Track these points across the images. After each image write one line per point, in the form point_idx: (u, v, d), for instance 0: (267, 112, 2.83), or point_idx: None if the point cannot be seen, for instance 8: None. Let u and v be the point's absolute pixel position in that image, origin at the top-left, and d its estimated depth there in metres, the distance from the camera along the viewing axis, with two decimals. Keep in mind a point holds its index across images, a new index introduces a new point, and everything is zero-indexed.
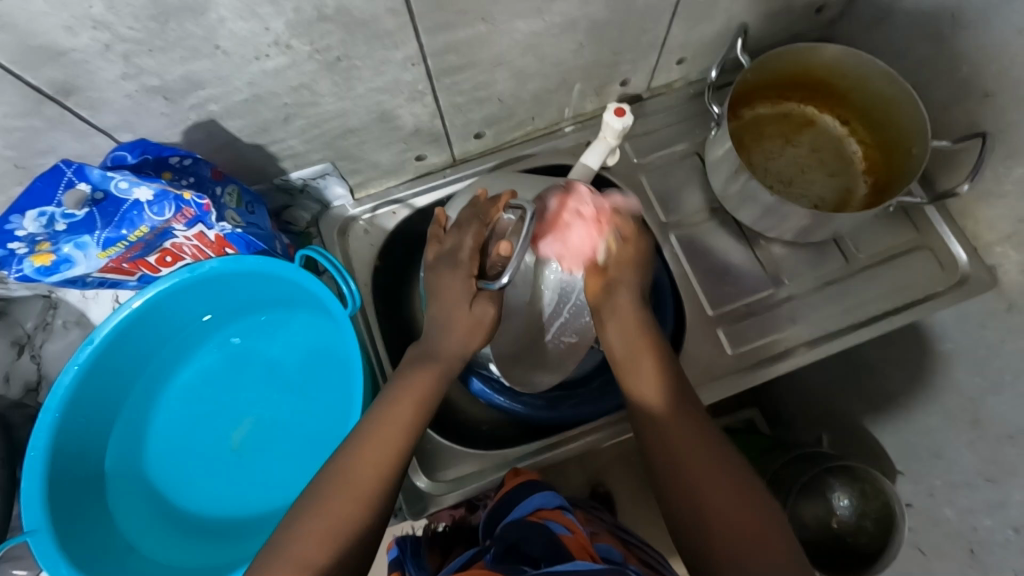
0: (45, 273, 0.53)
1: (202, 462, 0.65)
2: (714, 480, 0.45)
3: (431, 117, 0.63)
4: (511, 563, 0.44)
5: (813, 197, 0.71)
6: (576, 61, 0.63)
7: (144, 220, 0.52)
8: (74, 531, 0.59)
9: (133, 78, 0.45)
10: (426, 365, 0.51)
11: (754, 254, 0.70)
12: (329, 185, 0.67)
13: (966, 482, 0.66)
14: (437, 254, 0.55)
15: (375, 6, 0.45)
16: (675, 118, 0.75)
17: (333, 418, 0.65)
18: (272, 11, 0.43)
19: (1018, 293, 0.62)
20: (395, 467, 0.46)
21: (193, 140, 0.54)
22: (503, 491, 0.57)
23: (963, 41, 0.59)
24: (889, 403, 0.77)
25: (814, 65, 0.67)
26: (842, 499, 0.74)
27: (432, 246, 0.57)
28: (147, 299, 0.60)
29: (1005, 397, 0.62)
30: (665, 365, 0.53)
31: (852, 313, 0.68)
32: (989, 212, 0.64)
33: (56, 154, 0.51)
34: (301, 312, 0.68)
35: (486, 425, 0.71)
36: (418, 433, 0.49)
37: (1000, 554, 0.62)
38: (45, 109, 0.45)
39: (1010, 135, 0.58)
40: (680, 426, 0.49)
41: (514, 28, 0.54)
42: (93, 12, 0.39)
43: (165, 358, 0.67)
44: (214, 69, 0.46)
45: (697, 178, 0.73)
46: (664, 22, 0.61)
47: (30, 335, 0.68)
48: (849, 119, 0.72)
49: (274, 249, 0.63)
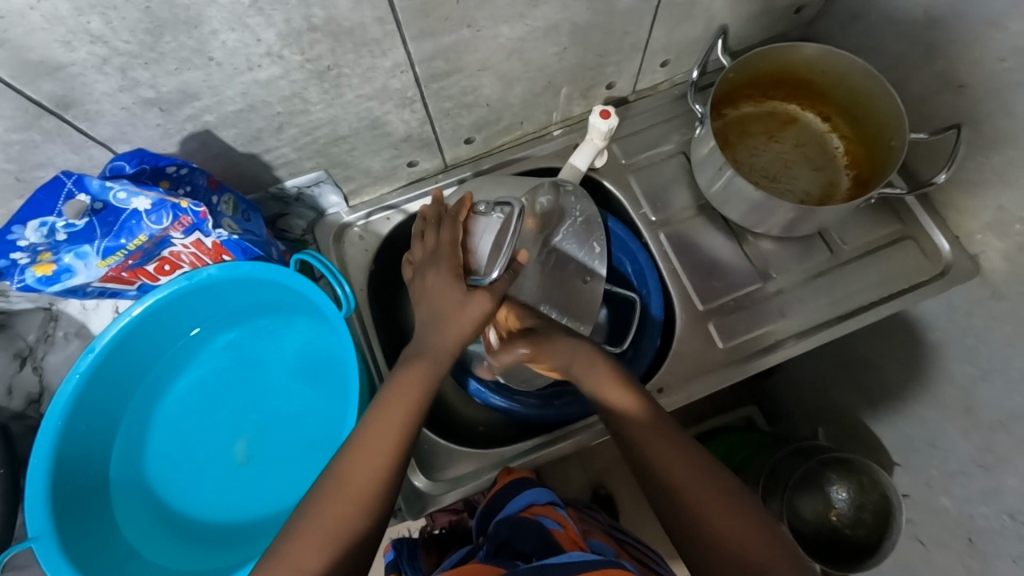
0: (46, 282, 0.54)
1: (201, 468, 0.66)
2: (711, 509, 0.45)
3: (421, 123, 0.64)
4: (504, 558, 0.45)
5: (798, 191, 0.72)
6: (560, 65, 0.64)
7: (143, 229, 0.53)
8: (78, 536, 0.59)
9: (130, 90, 0.46)
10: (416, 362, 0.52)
11: (743, 250, 0.72)
12: (324, 193, 0.69)
13: (961, 470, 0.67)
14: (417, 259, 0.58)
15: (362, 14, 0.47)
16: (660, 117, 0.76)
17: (330, 421, 0.66)
18: (262, 22, 0.44)
19: (1002, 280, 0.63)
20: (392, 467, 0.47)
21: (190, 150, 0.56)
22: (494, 491, 0.58)
23: (937, 37, 0.60)
24: (881, 392, 0.78)
25: (794, 64, 0.68)
26: (840, 493, 0.76)
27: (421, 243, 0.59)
28: (147, 306, 0.61)
29: (994, 382, 0.63)
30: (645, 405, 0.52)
31: (839, 304, 0.69)
32: (969, 201, 0.65)
33: (53, 166, 0.52)
34: (299, 317, 0.70)
35: (483, 425, 0.74)
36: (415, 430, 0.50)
37: (998, 542, 0.63)
38: (44, 122, 0.47)
39: (985, 125, 0.59)
40: (676, 462, 0.48)
41: (499, 33, 0.55)
42: (91, 27, 0.40)
43: (162, 366, 0.68)
44: (206, 79, 0.48)
45: (684, 176, 0.74)
46: (646, 25, 0.63)
47: (31, 347, 0.69)
48: (832, 116, 0.73)
49: (270, 255, 0.65)
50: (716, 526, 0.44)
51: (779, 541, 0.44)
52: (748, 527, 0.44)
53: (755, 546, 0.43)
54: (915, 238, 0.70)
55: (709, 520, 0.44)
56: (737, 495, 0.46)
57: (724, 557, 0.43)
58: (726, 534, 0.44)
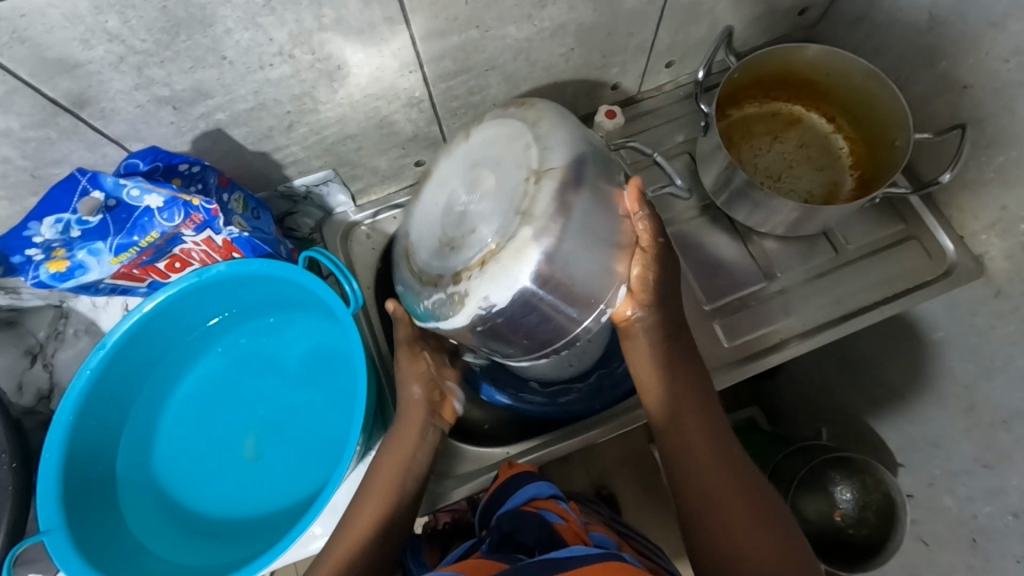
0: (60, 279, 0.56)
1: (209, 462, 0.67)
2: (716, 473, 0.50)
3: (428, 123, 0.65)
4: (506, 551, 0.46)
5: (802, 191, 0.73)
6: (566, 65, 0.65)
7: (155, 226, 0.54)
8: (88, 531, 0.60)
9: (145, 88, 0.47)
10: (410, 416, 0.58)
11: (747, 249, 0.72)
12: (332, 192, 0.68)
13: (965, 470, 0.67)
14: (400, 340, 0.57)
15: (371, 14, 0.47)
16: (665, 118, 0.77)
17: (337, 418, 0.67)
18: (274, 21, 0.45)
19: (1005, 279, 0.63)
20: (379, 540, 0.54)
21: (201, 148, 0.57)
22: (497, 484, 0.58)
23: (940, 38, 0.61)
24: (885, 391, 0.78)
25: (797, 64, 0.69)
26: (845, 493, 0.76)
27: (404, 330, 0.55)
28: (157, 303, 0.62)
29: (998, 382, 0.63)
30: (687, 370, 0.55)
31: (843, 304, 0.69)
32: (973, 201, 0.65)
33: (68, 164, 0.53)
34: (307, 315, 0.71)
35: (488, 425, 0.74)
36: (398, 504, 0.56)
37: (1001, 541, 0.64)
38: (60, 120, 0.48)
39: (989, 124, 0.59)
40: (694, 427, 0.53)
41: (506, 33, 0.56)
42: (108, 26, 0.41)
43: (171, 362, 0.69)
44: (219, 78, 0.48)
45: (687, 177, 0.75)
46: (651, 26, 0.64)
47: (42, 344, 0.70)
48: (836, 116, 0.73)
49: (279, 253, 0.65)
50: (715, 487, 0.50)
51: (767, 514, 0.49)
52: (742, 495, 0.49)
53: (743, 512, 0.48)
54: (919, 238, 0.70)
55: (710, 480, 0.50)
56: (741, 470, 0.51)
57: (716, 513, 0.49)
58: (721, 493, 0.49)
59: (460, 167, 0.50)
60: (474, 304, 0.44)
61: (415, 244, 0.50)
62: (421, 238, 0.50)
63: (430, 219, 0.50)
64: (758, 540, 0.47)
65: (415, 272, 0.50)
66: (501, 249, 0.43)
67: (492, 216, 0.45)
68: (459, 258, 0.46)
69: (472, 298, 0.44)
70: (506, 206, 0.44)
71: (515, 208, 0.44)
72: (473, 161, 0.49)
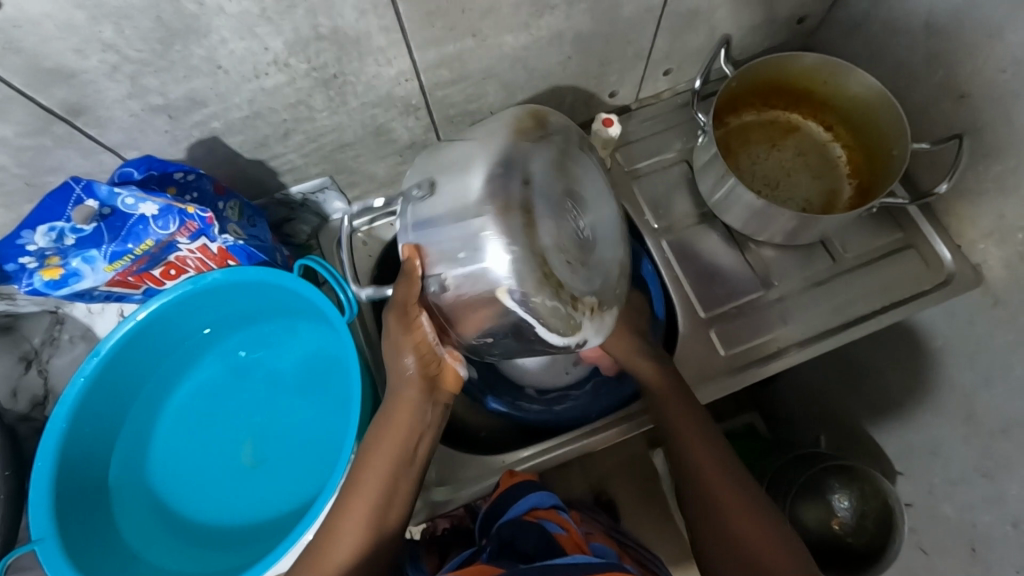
0: (54, 287, 0.55)
1: (204, 470, 0.66)
2: (704, 455, 0.57)
3: (425, 130, 0.65)
4: (506, 559, 0.46)
5: (799, 199, 0.72)
6: (564, 73, 0.65)
7: (150, 234, 0.54)
8: (80, 539, 0.60)
9: (139, 97, 0.47)
10: (388, 431, 0.55)
11: (745, 257, 0.72)
12: (329, 199, 0.69)
13: (964, 478, 0.67)
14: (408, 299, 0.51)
15: (366, 23, 0.47)
16: (663, 125, 0.77)
17: (333, 426, 0.66)
18: (270, 30, 0.45)
19: (1003, 288, 0.63)
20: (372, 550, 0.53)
21: (197, 156, 0.56)
22: (497, 493, 0.56)
23: (937, 48, 0.61)
24: (884, 399, 0.78)
25: (794, 73, 0.69)
26: (842, 501, 0.75)
27: (416, 289, 0.50)
28: (151, 311, 0.62)
29: (997, 390, 0.63)
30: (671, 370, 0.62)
31: (841, 312, 0.69)
32: (971, 209, 0.65)
33: (64, 171, 0.53)
34: (304, 322, 0.70)
35: (485, 431, 0.73)
36: (388, 512, 0.53)
37: (999, 550, 0.63)
38: (55, 128, 0.47)
39: (986, 133, 0.59)
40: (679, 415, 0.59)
41: (503, 42, 0.56)
42: (103, 36, 0.41)
43: (166, 370, 0.68)
44: (214, 87, 0.48)
45: (685, 184, 0.74)
46: (649, 33, 0.63)
47: (37, 350, 0.70)
48: (833, 124, 0.73)
49: (274, 261, 0.65)
50: (701, 469, 0.56)
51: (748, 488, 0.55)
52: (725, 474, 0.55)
53: (726, 488, 0.55)
54: (916, 247, 0.70)
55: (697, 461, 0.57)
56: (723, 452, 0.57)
57: (703, 490, 0.55)
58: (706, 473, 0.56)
59: (563, 168, 0.52)
60: (576, 337, 0.51)
61: (536, 206, 0.48)
62: (542, 219, 0.49)
63: (548, 202, 0.49)
64: (743, 509, 0.53)
65: (535, 251, 0.47)
66: (603, 310, 0.53)
67: (597, 275, 0.53)
68: (574, 278, 0.50)
69: (581, 334, 0.51)
70: (605, 273, 0.54)
71: (609, 277, 0.55)
72: (568, 179, 0.53)
